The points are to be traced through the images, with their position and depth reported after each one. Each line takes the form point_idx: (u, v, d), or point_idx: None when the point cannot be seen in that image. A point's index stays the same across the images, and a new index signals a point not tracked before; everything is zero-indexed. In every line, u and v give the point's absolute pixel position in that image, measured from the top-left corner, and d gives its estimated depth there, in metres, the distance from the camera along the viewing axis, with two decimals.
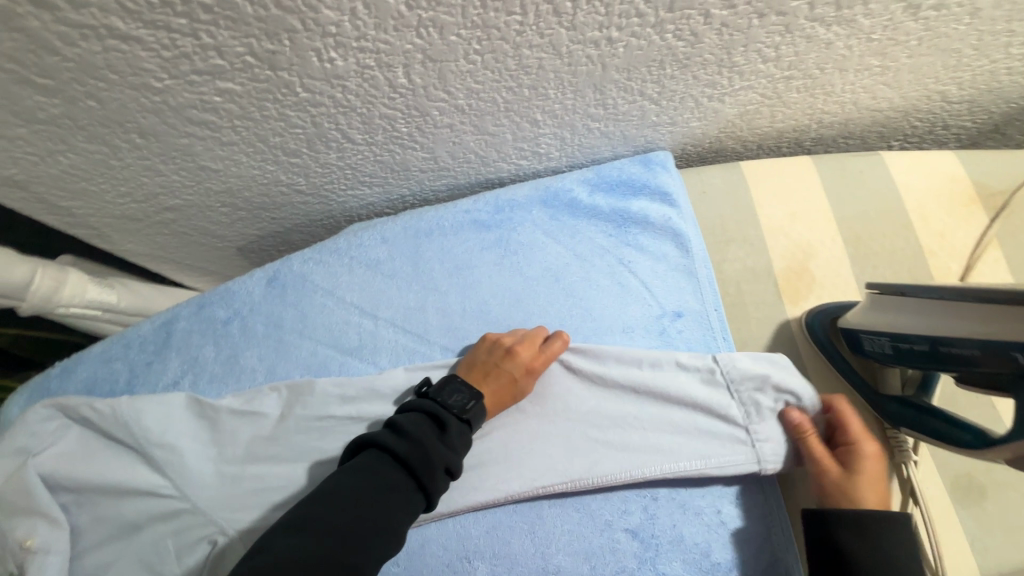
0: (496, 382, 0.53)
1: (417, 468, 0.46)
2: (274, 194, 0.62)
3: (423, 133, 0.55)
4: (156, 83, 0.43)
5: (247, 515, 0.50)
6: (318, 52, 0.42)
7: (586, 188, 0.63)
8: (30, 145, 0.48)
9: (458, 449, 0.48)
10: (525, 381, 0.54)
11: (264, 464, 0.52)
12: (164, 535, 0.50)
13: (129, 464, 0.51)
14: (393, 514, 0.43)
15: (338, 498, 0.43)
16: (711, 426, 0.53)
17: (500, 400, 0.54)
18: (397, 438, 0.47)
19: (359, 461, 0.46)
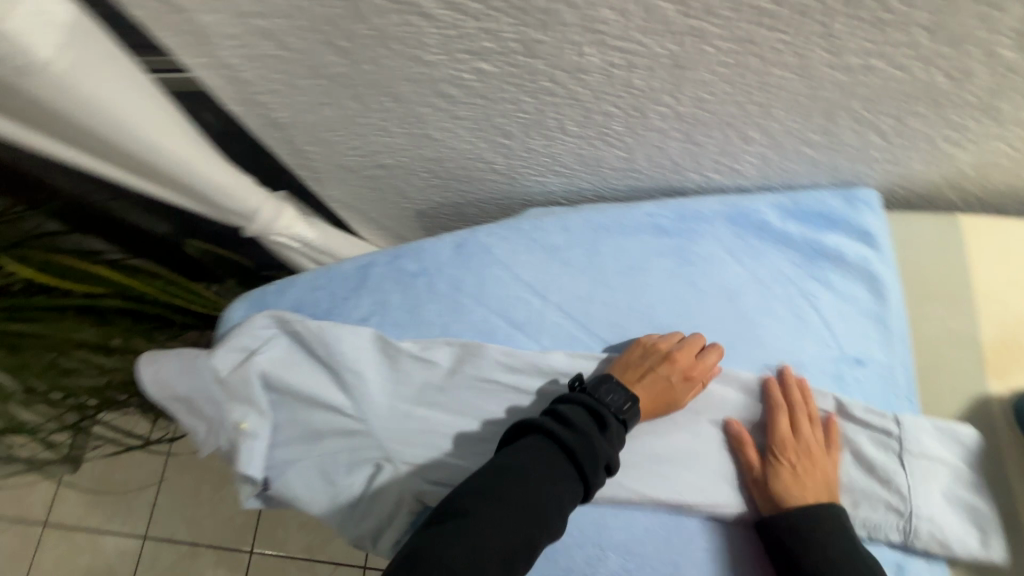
0: (649, 386, 0.55)
1: (582, 460, 0.48)
2: (472, 168, 0.68)
3: (631, 133, 0.57)
4: (429, 56, 0.48)
5: (414, 451, 0.57)
6: (578, 47, 0.45)
7: (779, 213, 0.61)
8: (306, 94, 0.56)
9: (616, 446, 0.50)
10: (681, 390, 0.55)
11: (430, 410, 0.59)
12: (341, 449, 0.58)
13: (324, 382, 0.60)
14: (564, 499, 0.46)
15: (516, 485, 0.45)
16: (870, 486, 0.52)
17: (653, 407, 0.55)
18: (563, 430, 0.49)
19: (529, 447, 0.48)
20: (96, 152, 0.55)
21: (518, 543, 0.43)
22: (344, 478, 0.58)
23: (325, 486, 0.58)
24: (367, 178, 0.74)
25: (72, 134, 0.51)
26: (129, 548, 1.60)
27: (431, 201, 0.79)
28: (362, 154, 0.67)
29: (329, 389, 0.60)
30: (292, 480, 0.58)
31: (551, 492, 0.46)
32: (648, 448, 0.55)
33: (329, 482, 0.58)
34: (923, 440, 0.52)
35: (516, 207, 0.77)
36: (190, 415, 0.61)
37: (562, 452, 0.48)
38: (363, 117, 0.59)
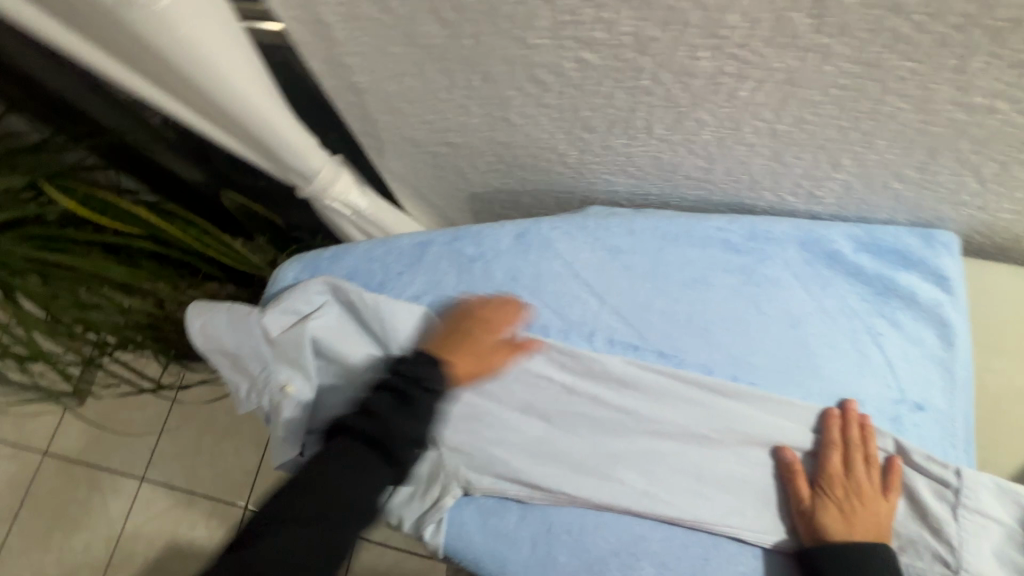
0: (471, 349, 0.59)
1: (383, 445, 0.53)
2: (541, 158, 0.67)
3: (718, 144, 0.56)
4: (533, 39, 0.47)
5: (457, 436, 0.57)
6: (692, 49, 0.44)
7: (852, 245, 0.59)
8: (393, 63, 0.55)
9: (423, 418, 0.54)
10: (493, 357, 0.59)
11: (477, 397, 0.59)
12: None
13: (372, 355, 0.61)
14: (357, 484, 0.52)
15: (331, 484, 0.52)
16: (920, 534, 0.51)
17: (468, 369, 0.59)
18: (363, 424, 0.54)
19: (333, 446, 0.54)
20: (179, 95, 0.55)
21: (326, 537, 0.51)
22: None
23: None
24: (431, 154, 0.73)
25: (161, 74, 0.51)
26: (125, 487, 1.61)
27: (489, 185, 0.78)
28: (433, 129, 0.66)
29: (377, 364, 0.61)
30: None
31: (349, 484, 0.52)
32: (692, 464, 0.56)
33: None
34: (982, 496, 0.51)
35: (575, 203, 0.76)
36: (233, 369, 0.62)
37: (365, 445, 0.53)
38: (445, 93, 0.58)
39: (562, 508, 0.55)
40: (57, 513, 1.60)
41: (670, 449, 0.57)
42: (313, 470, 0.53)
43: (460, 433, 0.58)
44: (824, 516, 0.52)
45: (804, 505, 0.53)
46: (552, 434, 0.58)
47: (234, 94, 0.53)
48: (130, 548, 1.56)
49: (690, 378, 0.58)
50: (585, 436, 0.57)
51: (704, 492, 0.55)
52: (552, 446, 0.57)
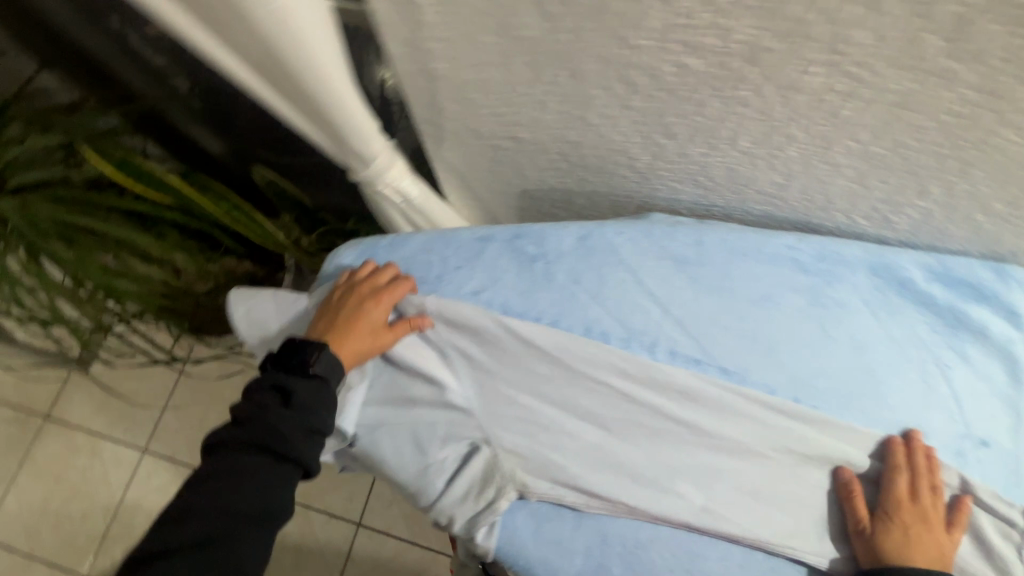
0: (355, 326, 0.58)
1: (274, 445, 0.53)
2: (609, 160, 0.65)
3: (802, 162, 0.55)
4: (638, 39, 0.45)
5: (515, 438, 0.57)
6: (807, 64, 0.42)
7: (925, 274, 0.58)
8: (479, 53, 0.53)
9: (310, 408, 0.54)
10: (380, 336, 0.59)
11: (535, 400, 0.58)
12: (436, 419, 0.58)
13: (429, 350, 0.60)
14: (263, 492, 0.52)
15: (226, 498, 0.51)
16: None
17: (358, 351, 0.58)
18: (250, 424, 0.54)
19: (238, 455, 0.53)
20: (251, 64, 0.53)
21: (224, 553, 0.50)
22: (436, 449, 0.57)
23: (413, 452, 0.57)
24: (491, 147, 0.71)
25: (238, 39, 0.49)
26: (127, 457, 1.58)
27: (544, 183, 0.77)
28: (501, 123, 0.64)
29: (434, 359, 0.60)
30: (380, 440, 0.58)
31: (254, 492, 0.52)
32: (749, 485, 0.56)
33: (417, 449, 0.57)
34: None
35: (631, 208, 0.75)
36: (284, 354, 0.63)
37: (258, 452, 0.53)
38: (525, 87, 0.56)
39: (618, 518, 0.54)
40: (55, 479, 1.57)
41: (727, 467, 0.56)
42: (207, 485, 0.52)
43: (517, 437, 0.57)
44: (889, 538, 0.52)
45: (862, 526, 0.53)
46: (607, 443, 0.57)
47: (310, 64, 0.51)
48: (129, 518, 1.53)
49: (753, 398, 0.57)
50: (642, 448, 0.57)
51: (760, 513, 0.55)
52: (608, 457, 0.57)
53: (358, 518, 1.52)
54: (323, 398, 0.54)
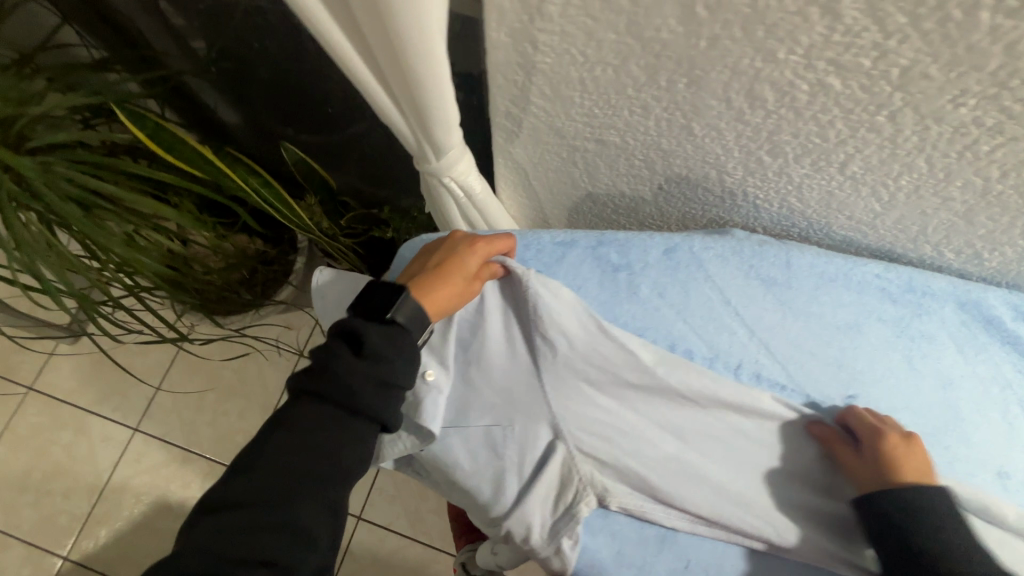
0: (438, 272, 0.53)
1: (347, 401, 0.47)
2: (696, 172, 0.63)
3: (910, 192, 0.53)
4: (782, 54, 0.43)
5: (596, 445, 0.55)
6: (961, 94, 0.41)
7: (1010, 311, 0.58)
8: (595, 50, 0.50)
9: (389, 354, 0.48)
10: (471, 285, 0.54)
11: (615, 406, 0.56)
12: (514, 421, 0.55)
13: (512, 344, 0.56)
14: (330, 446, 0.47)
15: (289, 451, 0.47)
16: None
17: (451, 299, 0.53)
18: (318, 380, 0.48)
19: (300, 413, 0.48)
20: (357, 31, 0.49)
21: (282, 512, 0.46)
22: (512, 453, 0.54)
23: (489, 455, 0.55)
24: (568, 148, 0.68)
25: (352, 4, 0.45)
26: (115, 436, 1.49)
27: (612, 189, 0.74)
28: (591, 124, 0.61)
29: (515, 353, 0.56)
30: (454, 442, 0.55)
31: (317, 450, 0.47)
32: (830, 513, 0.55)
33: (493, 451, 0.54)
34: None
35: (701, 222, 0.73)
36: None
37: (322, 404, 0.48)
38: (633, 90, 0.54)
39: (699, 539, 0.55)
40: (34, 456, 1.47)
41: (808, 491, 0.56)
42: (262, 442, 0.48)
43: (596, 445, 0.55)
44: (877, 461, 0.53)
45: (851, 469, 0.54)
46: (690, 458, 0.55)
47: (418, 46, 0.47)
48: (115, 500, 1.44)
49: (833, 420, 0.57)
50: (727, 467, 0.55)
51: (837, 538, 0.55)
52: (693, 476, 0.55)
53: (359, 512, 1.45)
54: (400, 346, 0.49)
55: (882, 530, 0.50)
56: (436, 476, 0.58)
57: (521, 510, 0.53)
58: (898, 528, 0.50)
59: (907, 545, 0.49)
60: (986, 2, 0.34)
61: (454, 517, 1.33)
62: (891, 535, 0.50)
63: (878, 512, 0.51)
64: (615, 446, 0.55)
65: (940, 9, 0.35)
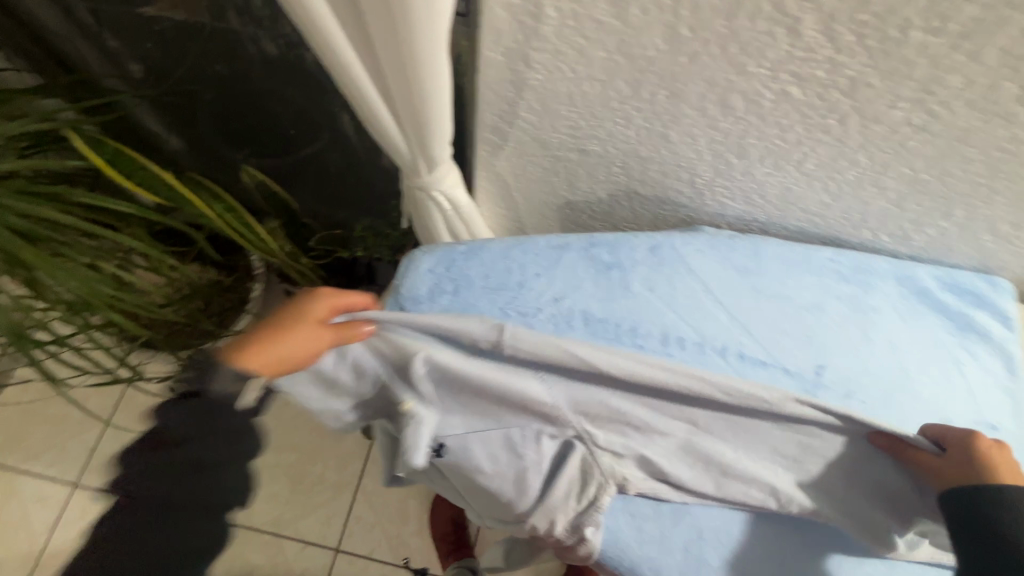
0: (274, 326, 0.55)
1: (173, 495, 0.56)
2: (669, 176, 0.69)
3: (854, 185, 0.62)
4: (752, 68, 0.50)
5: (603, 431, 0.59)
6: (896, 100, 0.49)
7: (936, 283, 0.69)
8: (585, 67, 0.55)
9: (196, 437, 0.56)
10: (320, 342, 0.55)
11: (620, 408, 0.59)
12: (528, 423, 0.58)
13: (513, 372, 0.57)
14: (164, 536, 0.57)
15: (127, 550, 0.56)
16: None
17: (296, 356, 0.54)
18: (140, 477, 0.57)
19: (133, 508, 0.57)
20: (366, 40, 0.52)
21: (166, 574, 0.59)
22: (531, 452, 0.57)
23: (509, 456, 0.57)
24: (550, 158, 0.73)
25: (367, 19, 0.48)
26: (52, 496, 1.34)
27: (589, 198, 0.79)
28: (575, 135, 0.66)
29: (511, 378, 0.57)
30: (474, 446, 0.58)
31: (157, 538, 0.56)
32: (824, 474, 0.61)
33: (512, 452, 0.57)
34: None
35: (672, 221, 0.79)
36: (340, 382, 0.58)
37: (151, 504, 0.56)
38: (617, 102, 0.59)
39: (706, 509, 0.60)
40: None
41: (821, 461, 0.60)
42: (112, 537, 0.57)
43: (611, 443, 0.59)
44: (963, 457, 0.57)
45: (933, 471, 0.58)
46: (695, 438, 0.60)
47: (426, 62, 0.50)
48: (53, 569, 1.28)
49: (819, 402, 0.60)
50: (726, 439, 0.61)
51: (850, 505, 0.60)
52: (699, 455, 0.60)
53: (337, 543, 1.38)
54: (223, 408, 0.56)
55: (977, 523, 0.53)
56: (453, 479, 0.61)
57: (549, 505, 0.57)
58: (985, 517, 0.52)
59: (1004, 533, 0.51)
60: (915, 24, 0.42)
61: (441, 535, 1.32)
62: (981, 524, 0.52)
63: (963, 503, 0.54)
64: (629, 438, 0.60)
65: (881, 29, 0.43)
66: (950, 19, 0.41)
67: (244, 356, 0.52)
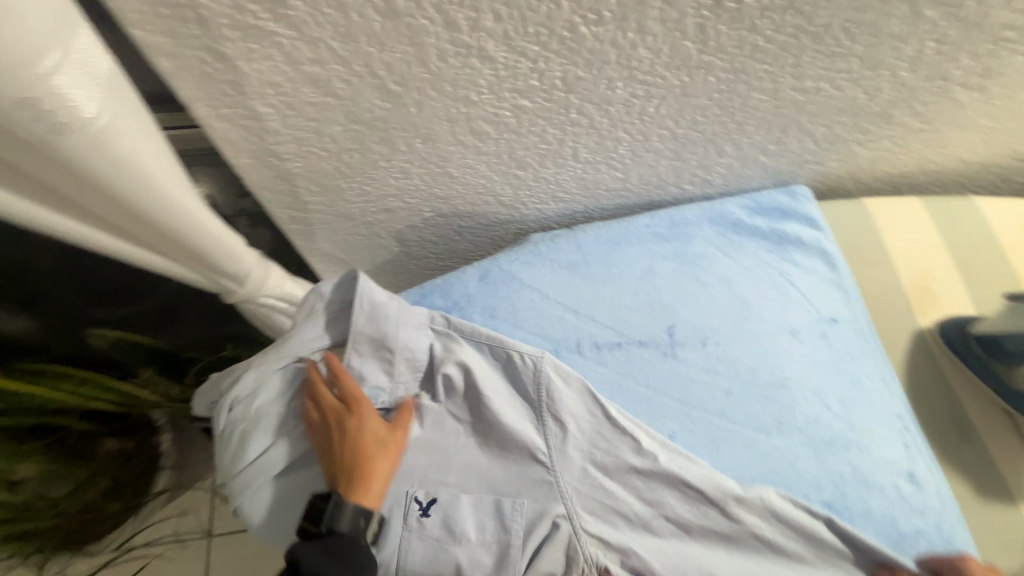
0: (386, 461, 0.58)
1: None
2: (478, 203, 0.71)
3: (633, 156, 0.65)
4: (475, 96, 0.52)
5: (486, 470, 0.59)
6: (611, 81, 0.52)
7: (745, 210, 0.74)
8: (332, 142, 0.55)
9: None
10: (387, 449, 0.58)
11: (599, 469, 0.58)
12: (510, 487, 0.58)
13: (523, 416, 0.60)
14: None
15: None
16: (873, 439, 0.62)
17: (385, 476, 0.57)
18: None
19: None
20: (79, 209, 0.47)
21: None
22: (468, 529, 0.56)
23: (496, 528, 0.56)
24: (365, 225, 0.72)
25: (85, 203, 0.45)
26: None
27: (423, 246, 0.79)
28: (369, 199, 0.66)
29: (529, 429, 0.59)
30: (412, 535, 0.56)
31: None
32: (709, 424, 0.63)
33: (500, 525, 0.56)
34: (903, 515, 0.59)
35: (509, 238, 0.80)
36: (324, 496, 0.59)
37: None
38: (385, 161, 0.59)
39: (598, 516, 0.57)
40: None
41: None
42: None
43: (594, 517, 0.57)
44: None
45: None
46: (688, 515, 0.56)
47: (166, 212, 0.48)
48: None
49: (790, 511, 0.56)
50: None
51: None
52: (673, 534, 0.57)
53: None
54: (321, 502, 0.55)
55: None
56: (415, 543, 0.56)
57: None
58: None
59: None
60: (577, 21, 0.45)
61: None
62: None
63: None
64: (625, 509, 0.57)
65: (553, 33, 0.46)
66: (601, 8, 0.44)
67: (351, 485, 0.55)
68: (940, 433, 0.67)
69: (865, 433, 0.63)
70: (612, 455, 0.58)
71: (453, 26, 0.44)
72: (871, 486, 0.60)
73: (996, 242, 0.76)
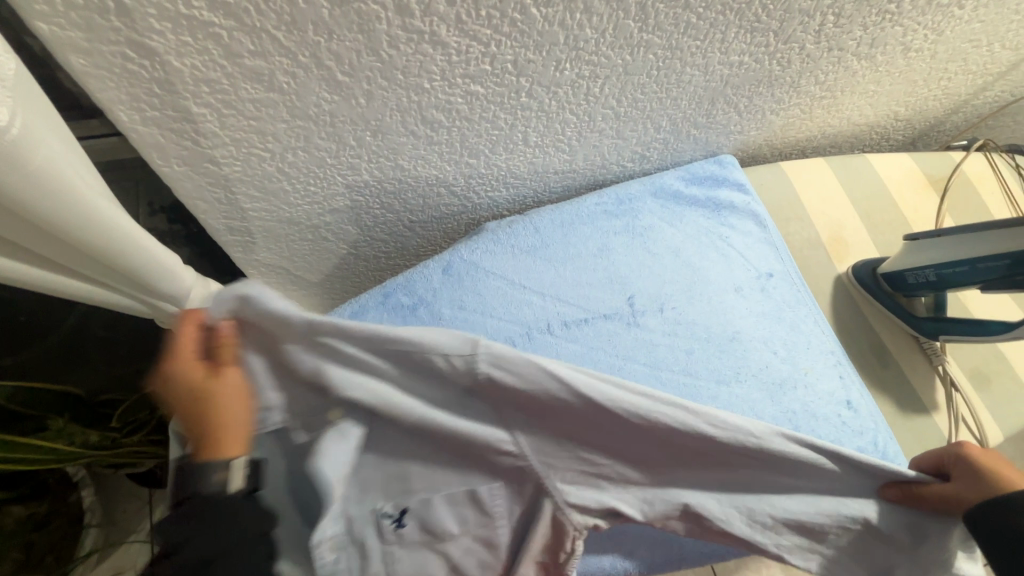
0: (228, 405, 0.47)
1: None
2: (430, 195, 0.69)
3: (579, 136, 0.67)
4: (427, 83, 0.50)
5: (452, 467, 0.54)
6: (559, 63, 0.53)
7: (682, 181, 0.78)
8: (274, 141, 0.52)
9: None
10: (223, 394, 0.46)
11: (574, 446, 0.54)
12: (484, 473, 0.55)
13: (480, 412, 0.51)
14: None
15: None
16: (815, 376, 0.69)
17: (236, 422, 0.47)
18: None
19: None
20: None
21: None
22: (451, 527, 0.55)
23: (477, 516, 0.56)
24: (310, 229, 0.68)
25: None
26: None
27: (373, 246, 0.76)
28: (316, 201, 0.63)
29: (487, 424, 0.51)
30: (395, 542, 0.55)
31: None
32: (677, 383, 0.67)
33: (482, 513, 0.56)
34: (847, 438, 0.66)
35: (462, 228, 0.79)
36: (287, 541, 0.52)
37: None
38: (333, 158, 0.57)
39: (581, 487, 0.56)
40: None
41: (784, 501, 0.56)
42: None
43: (576, 487, 0.56)
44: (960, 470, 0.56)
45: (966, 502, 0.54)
46: (671, 466, 0.56)
47: (95, 234, 0.42)
48: None
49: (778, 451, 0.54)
50: None
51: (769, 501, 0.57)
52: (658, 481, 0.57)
53: None
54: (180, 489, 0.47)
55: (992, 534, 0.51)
56: (399, 554, 0.55)
57: (524, 558, 0.57)
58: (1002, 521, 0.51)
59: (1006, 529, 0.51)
60: (528, 3, 0.46)
61: None
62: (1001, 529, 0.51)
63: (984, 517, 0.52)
64: (606, 472, 0.56)
65: (504, 15, 0.46)
66: None
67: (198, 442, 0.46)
68: (865, 363, 0.76)
69: (807, 371, 0.70)
70: (590, 437, 0.53)
71: (404, 11, 0.43)
72: (819, 416, 0.67)
73: (887, 191, 0.87)
